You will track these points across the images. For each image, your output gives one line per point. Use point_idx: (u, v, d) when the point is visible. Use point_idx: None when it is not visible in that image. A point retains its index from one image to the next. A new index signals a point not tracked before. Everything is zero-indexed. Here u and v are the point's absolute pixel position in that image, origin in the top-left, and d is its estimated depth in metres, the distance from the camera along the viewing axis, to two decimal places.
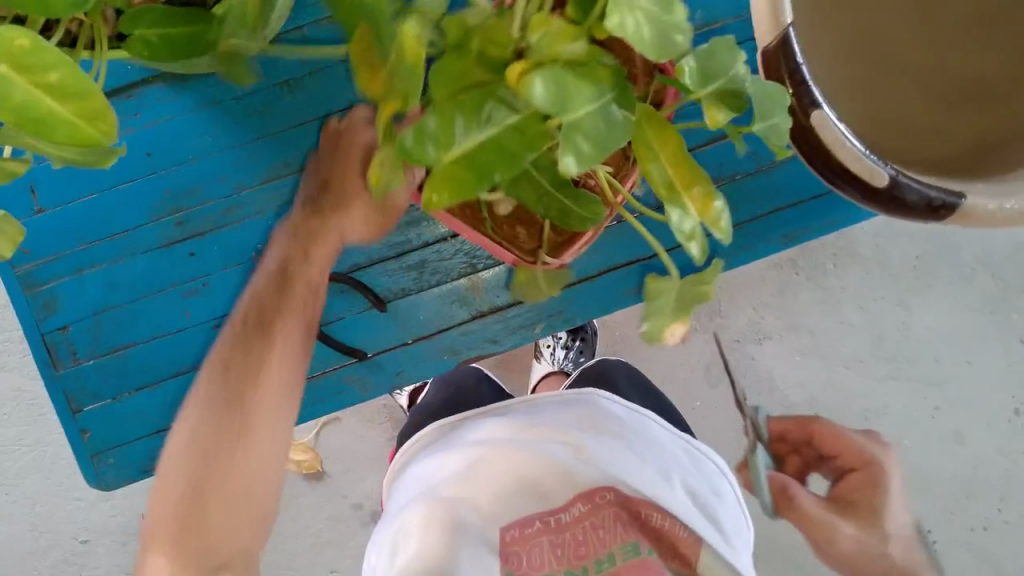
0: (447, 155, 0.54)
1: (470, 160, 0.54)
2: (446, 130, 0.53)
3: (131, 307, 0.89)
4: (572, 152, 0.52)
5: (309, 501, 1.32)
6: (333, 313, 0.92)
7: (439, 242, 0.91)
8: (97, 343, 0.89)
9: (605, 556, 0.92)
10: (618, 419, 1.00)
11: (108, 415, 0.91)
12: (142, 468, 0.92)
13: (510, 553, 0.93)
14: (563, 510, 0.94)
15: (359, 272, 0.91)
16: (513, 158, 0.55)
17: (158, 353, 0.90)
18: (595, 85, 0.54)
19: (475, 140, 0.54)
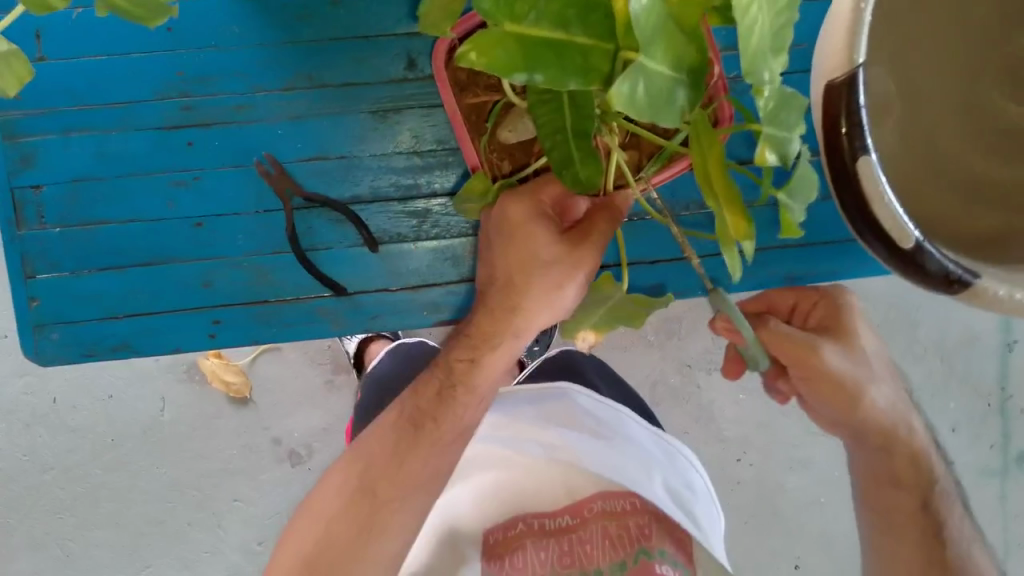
0: (512, 27, 0.53)
1: (526, 48, 0.53)
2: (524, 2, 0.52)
3: (113, 182, 0.83)
4: (626, 82, 0.48)
5: (229, 426, 1.25)
6: (321, 241, 0.85)
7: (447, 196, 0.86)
8: (68, 213, 0.83)
9: (592, 571, 0.81)
10: (594, 416, 0.87)
11: (63, 287, 0.84)
12: (83, 353, 0.84)
13: (496, 555, 0.85)
14: (551, 516, 0.86)
15: (359, 206, 0.85)
16: (565, 67, 0.54)
17: (131, 239, 0.84)
18: (679, 54, 0.51)
19: (541, 33, 0.53)
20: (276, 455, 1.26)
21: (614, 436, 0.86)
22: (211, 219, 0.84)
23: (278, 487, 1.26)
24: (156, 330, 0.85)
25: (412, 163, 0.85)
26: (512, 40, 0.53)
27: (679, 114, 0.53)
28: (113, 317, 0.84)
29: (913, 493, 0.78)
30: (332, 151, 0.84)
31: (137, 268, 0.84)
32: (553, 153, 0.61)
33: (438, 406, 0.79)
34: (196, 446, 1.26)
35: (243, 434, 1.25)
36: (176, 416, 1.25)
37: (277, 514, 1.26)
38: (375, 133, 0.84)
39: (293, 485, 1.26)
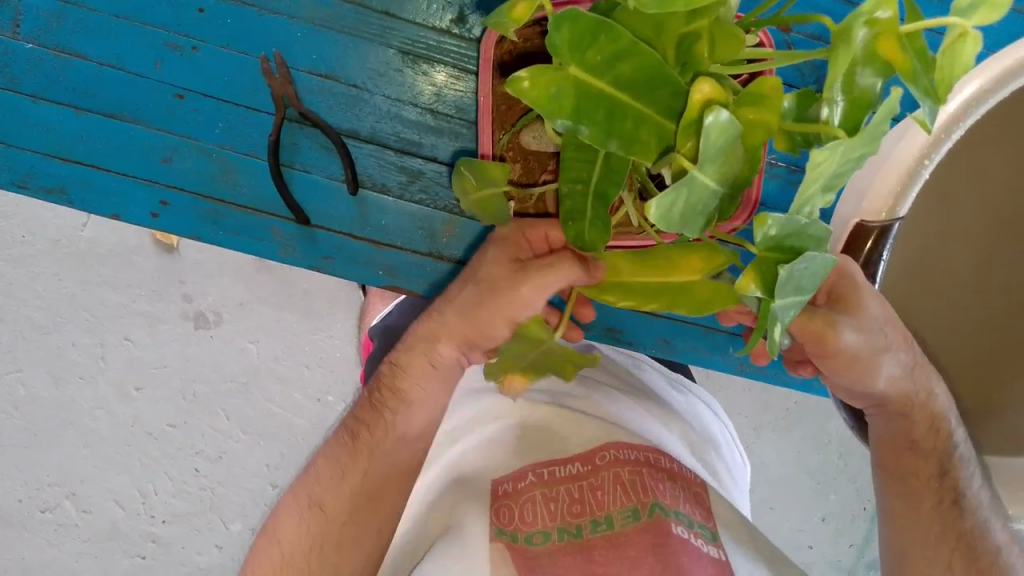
0: (576, 71, 0.49)
1: (582, 97, 0.49)
2: (595, 52, 0.48)
3: (102, 18, 0.75)
4: (671, 192, 0.45)
5: (144, 265, 1.20)
6: (301, 160, 0.80)
7: (449, 165, 0.81)
8: (46, 31, 0.75)
9: (602, 518, 0.73)
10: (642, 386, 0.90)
11: (15, 108, 0.77)
12: (12, 183, 0.78)
13: (501, 507, 0.75)
14: (562, 464, 0.78)
15: (352, 141, 0.80)
16: (613, 130, 0.49)
17: (104, 83, 0.77)
18: (731, 167, 0.48)
19: (603, 88, 0.49)
20: (182, 312, 1.21)
21: (634, 391, 0.88)
22: (195, 94, 0.78)
23: (174, 340, 1.21)
24: (98, 186, 0.79)
25: (423, 120, 0.80)
26: (573, 84, 0.49)
27: (704, 226, 0.50)
28: (57, 156, 0.78)
29: (928, 459, 0.76)
30: (345, 75, 0.78)
31: (100, 115, 0.77)
32: (566, 200, 0.58)
33: (372, 413, 0.76)
34: (107, 276, 1.19)
35: (157, 278, 1.20)
36: (96, 236, 1.19)
37: (164, 365, 1.22)
38: (397, 75, 0.79)
39: (190, 347, 1.21)
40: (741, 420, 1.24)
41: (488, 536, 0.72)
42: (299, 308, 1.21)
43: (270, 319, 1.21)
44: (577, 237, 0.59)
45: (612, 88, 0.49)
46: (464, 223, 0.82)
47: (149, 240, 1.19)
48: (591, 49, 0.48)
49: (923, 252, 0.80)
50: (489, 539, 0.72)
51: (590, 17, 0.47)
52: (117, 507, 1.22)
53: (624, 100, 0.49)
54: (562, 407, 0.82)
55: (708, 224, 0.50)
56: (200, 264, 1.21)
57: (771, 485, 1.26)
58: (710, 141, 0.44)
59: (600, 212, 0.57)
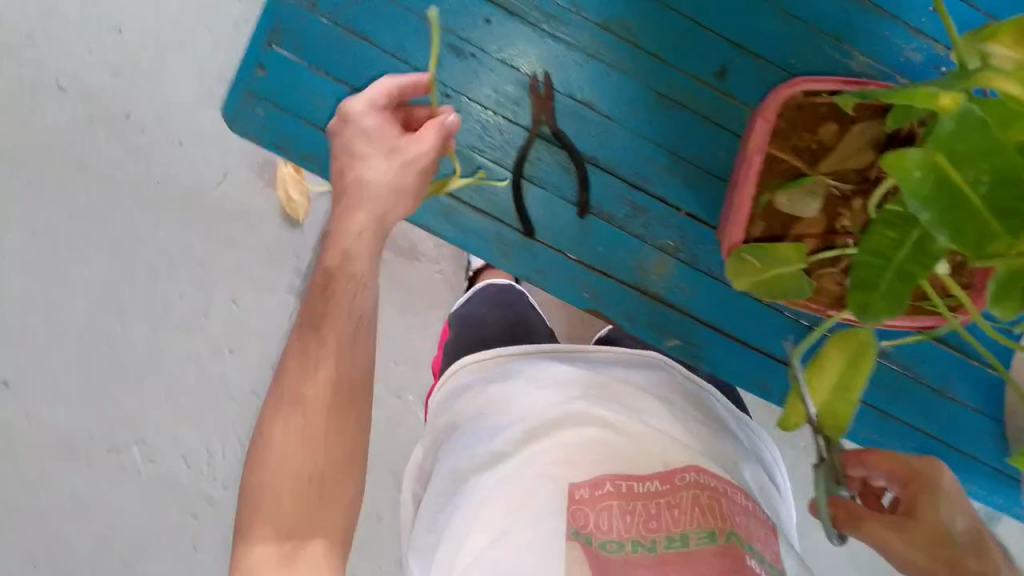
0: (939, 159, 0.57)
1: (939, 184, 0.57)
2: (972, 157, 0.56)
3: (389, 14, 0.99)
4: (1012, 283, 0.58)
5: (268, 233, 1.33)
6: (550, 182, 1.05)
7: (666, 203, 1.06)
8: (339, 15, 0.98)
9: (677, 535, 0.82)
10: (696, 400, 1.04)
11: (294, 71, 0.99)
12: (273, 144, 1.01)
13: (576, 511, 0.85)
14: (642, 480, 0.87)
15: (595, 169, 1.05)
16: (948, 219, 0.58)
17: (369, 67, 1.00)
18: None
19: (959, 181, 0.57)
20: (292, 284, 1.33)
21: (705, 420, 1.01)
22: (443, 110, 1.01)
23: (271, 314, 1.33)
24: (339, 160, 1.03)
25: (659, 158, 1.05)
26: (931, 172, 0.57)
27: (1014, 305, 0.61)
28: (313, 123, 1.01)
29: None
30: (600, 106, 1.04)
31: (360, 91, 0.99)
32: (860, 270, 0.68)
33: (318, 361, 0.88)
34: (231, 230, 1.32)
35: (273, 246, 1.33)
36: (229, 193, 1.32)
37: (259, 333, 1.34)
38: (649, 118, 1.05)
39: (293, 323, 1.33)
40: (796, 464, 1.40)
41: (566, 534, 0.83)
42: None
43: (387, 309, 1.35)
44: (860, 307, 0.68)
45: (980, 204, 0.57)
46: (671, 268, 1.07)
47: (277, 210, 1.33)
48: (966, 148, 0.56)
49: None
50: (566, 537, 0.83)
51: (976, 118, 0.55)
52: (183, 464, 1.34)
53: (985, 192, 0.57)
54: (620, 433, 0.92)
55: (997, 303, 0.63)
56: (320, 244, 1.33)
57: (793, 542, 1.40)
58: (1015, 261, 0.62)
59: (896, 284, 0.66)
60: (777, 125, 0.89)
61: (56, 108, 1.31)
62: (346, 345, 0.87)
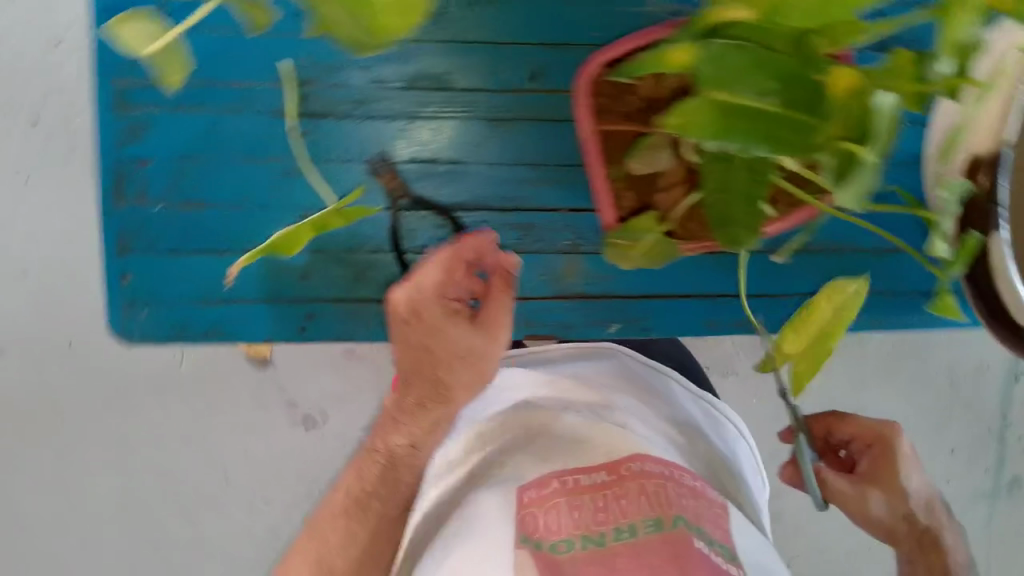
0: (718, 94, 0.59)
1: (722, 113, 0.59)
2: (736, 75, 0.59)
3: (199, 152, 0.98)
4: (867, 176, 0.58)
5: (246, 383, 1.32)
6: (421, 242, 1.01)
7: (552, 210, 1.01)
8: (171, 191, 0.98)
9: (626, 526, 0.78)
10: (640, 378, 1.01)
11: (155, 267, 1.00)
12: (170, 335, 1.01)
13: (526, 514, 0.80)
14: (586, 472, 0.83)
15: (463, 211, 1.00)
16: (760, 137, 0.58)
17: (227, 222, 0.99)
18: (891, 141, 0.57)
19: (743, 104, 0.59)
20: (290, 417, 1.33)
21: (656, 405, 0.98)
22: (311, 252, 1.01)
23: (287, 445, 1.34)
24: (228, 324, 1.02)
25: (523, 172, 1.00)
26: (715, 107, 0.59)
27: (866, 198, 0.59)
28: (202, 299, 1.01)
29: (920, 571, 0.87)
30: (440, 158, 0.99)
31: (216, 257, 1.00)
32: (714, 209, 0.65)
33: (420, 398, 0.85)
34: (202, 403, 1.32)
35: (255, 390, 1.32)
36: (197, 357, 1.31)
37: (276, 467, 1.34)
38: (489, 143, 1.00)
39: (294, 441, 1.34)
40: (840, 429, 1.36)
41: (513, 544, 0.78)
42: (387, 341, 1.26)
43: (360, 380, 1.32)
44: (731, 238, 0.66)
45: (784, 110, 0.59)
46: (583, 252, 1.03)
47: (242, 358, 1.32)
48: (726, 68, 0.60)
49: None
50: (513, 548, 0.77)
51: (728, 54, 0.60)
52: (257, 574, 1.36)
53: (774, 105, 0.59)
54: (590, 423, 0.90)
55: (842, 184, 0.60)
56: (295, 369, 1.33)
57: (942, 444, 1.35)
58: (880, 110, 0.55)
59: (755, 209, 0.64)
60: (596, 101, 0.84)
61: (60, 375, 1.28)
62: (464, 386, 0.86)
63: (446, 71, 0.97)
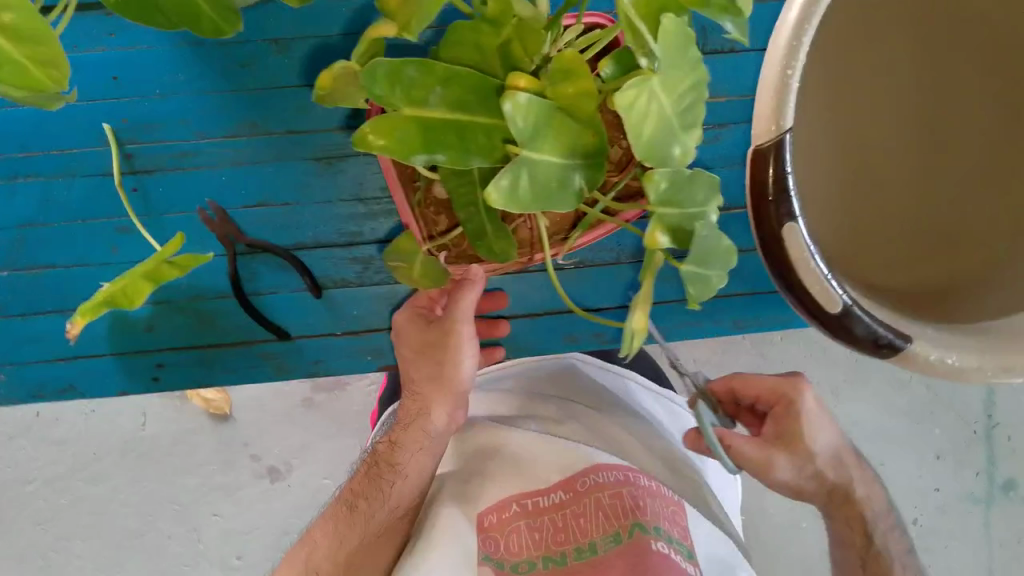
0: (410, 110, 0.53)
1: (425, 131, 0.54)
2: (423, 87, 0.53)
3: (55, 229, 0.84)
4: (508, 175, 0.51)
5: (252, 494, 1.23)
6: (266, 286, 0.87)
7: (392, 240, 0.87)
8: (16, 257, 0.85)
9: (587, 545, 0.73)
10: (593, 392, 0.90)
11: (7, 328, 0.86)
12: (30, 395, 0.88)
13: (486, 539, 0.75)
14: (546, 492, 0.76)
15: (301, 251, 0.87)
16: (468, 148, 0.55)
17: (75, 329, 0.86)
18: (570, 141, 0.53)
19: (439, 116, 0.54)
20: (255, 472, 1.23)
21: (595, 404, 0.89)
22: (152, 302, 0.86)
23: (256, 502, 1.23)
24: (96, 373, 0.88)
25: (357, 210, 0.86)
26: (414, 125, 0.54)
27: (577, 198, 0.54)
28: (59, 359, 0.87)
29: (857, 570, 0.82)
30: (276, 199, 0.85)
31: (85, 358, 0.87)
32: (467, 224, 0.64)
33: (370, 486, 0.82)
34: (167, 466, 1.23)
35: (222, 449, 1.22)
36: (156, 431, 1.22)
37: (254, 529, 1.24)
38: (320, 180, 0.85)
39: (268, 502, 1.23)
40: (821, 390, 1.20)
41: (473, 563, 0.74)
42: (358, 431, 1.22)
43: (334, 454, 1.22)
44: (476, 235, 0.64)
45: (467, 118, 0.54)
46: None
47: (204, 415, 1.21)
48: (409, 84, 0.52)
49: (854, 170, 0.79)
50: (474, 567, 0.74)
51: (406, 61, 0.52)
52: None
53: (457, 97, 0.54)
54: (538, 434, 0.80)
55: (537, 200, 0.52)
56: (257, 424, 1.22)
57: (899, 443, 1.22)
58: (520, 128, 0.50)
59: (499, 222, 0.63)
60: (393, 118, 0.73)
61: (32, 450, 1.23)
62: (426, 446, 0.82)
63: (238, 101, 0.82)
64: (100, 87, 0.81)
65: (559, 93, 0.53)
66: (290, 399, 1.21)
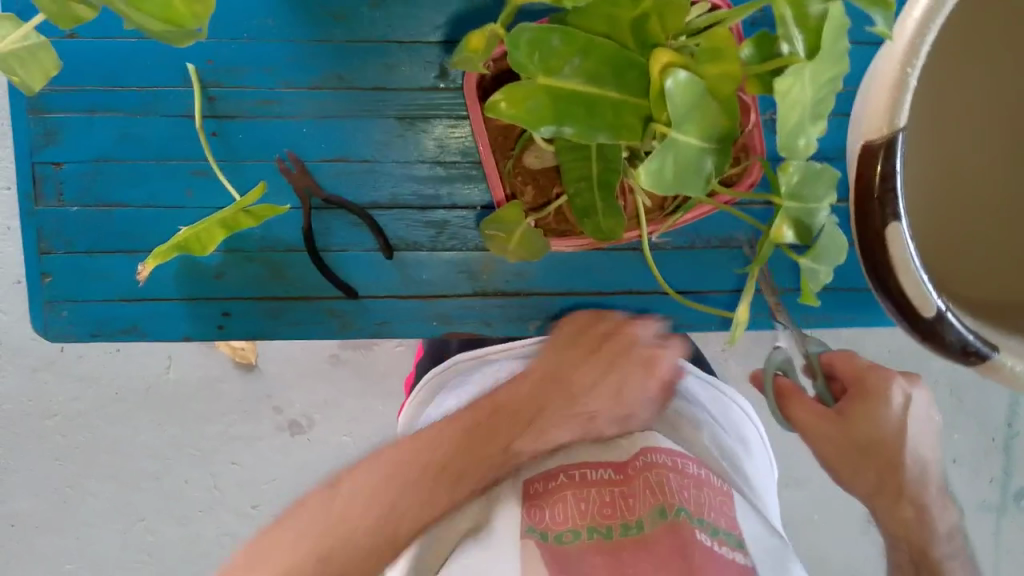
0: (546, 78, 0.53)
1: (556, 101, 0.53)
2: (561, 58, 0.52)
3: (129, 166, 0.82)
4: (655, 157, 0.49)
5: (274, 445, 1.21)
6: (336, 242, 0.85)
7: (469, 208, 0.85)
8: (87, 192, 0.83)
9: (633, 522, 0.73)
10: None
11: (78, 266, 0.84)
12: (89, 333, 0.86)
13: (532, 508, 0.76)
14: (594, 467, 0.78)
15: (376, 210, 0.85)
16: (597, 123, 0.53)
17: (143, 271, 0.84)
18: (711, 124, 0.51)
19: (572, 88, 0.53)
20: (276, 425, 1.21)
21: None
22: (224, 250, 0.84)
23: (280, 455, 1.21)
24: (166, 313, 0.86)
25: (435, 172, 0.84)
26: (545, 95, 0.53)
27: (706, 183, 0.52)
28: (126, 299, 0.85)
29: None
30: (355, 155, 0.83)
31: (149, 300, 0.85)
32: (575, 200, 0.62)
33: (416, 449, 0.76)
34: (192, 411, 1.20)
35: (246, 400, 1.21)
36: (183, 375, 1.20)
37: (272, 481, 1.22)
38: (400, 140, 0.83)
39: (289, 457, 1.21)
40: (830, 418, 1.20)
41: (519, 534, 0.73)
42: (382, 392, 1.20)
43: (359, 412, 1.21)
44: (584, 212, 0.63)
45: (602, 91, 0.53)
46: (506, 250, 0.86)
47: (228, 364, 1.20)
48: (546, 54, 0.52)
49: (947, 158, 0.73)
50: (519, 536, 0.73)
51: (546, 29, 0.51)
52: None
53: (594, 70, 0.53)
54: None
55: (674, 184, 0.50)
56: (282, 380, 1.20)
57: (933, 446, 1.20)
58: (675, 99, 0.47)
59: (613, 201, 0.61)
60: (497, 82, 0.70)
61: (57, 383, 1.19)
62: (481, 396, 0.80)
63: (330, 52, 0.81)
64: None
65: (702, 70, 0.51)
66: (318, 353, 1.20)
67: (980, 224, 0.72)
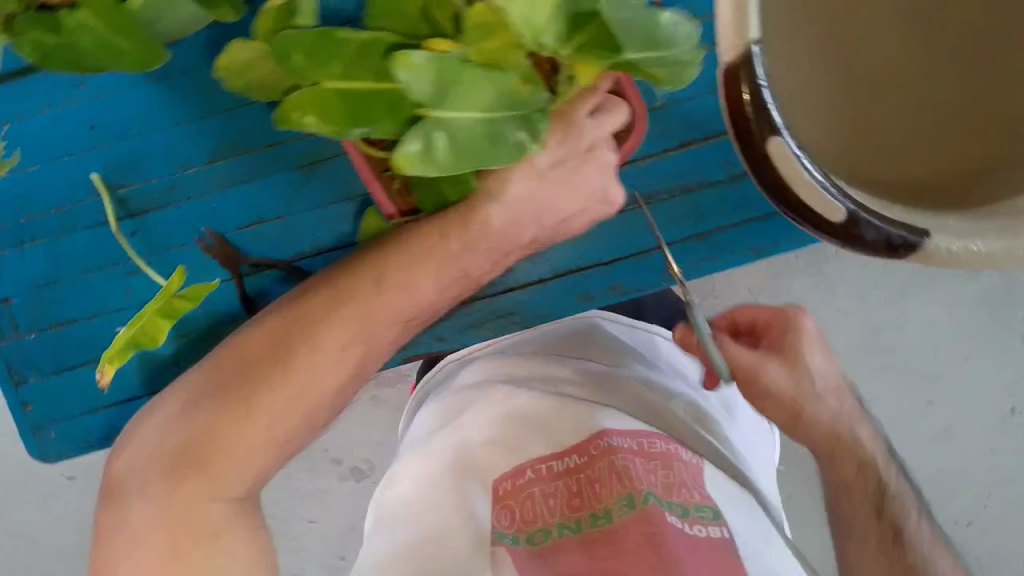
0: (333, 83, 0.58)
1: (348, 101, 0.58)
2: (340, 60, 0.57)
3: (69, 283, 0.86)
4: (422, 140, 0.57)
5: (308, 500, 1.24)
6: (274, 301, 0.87)
7: None
8: (39, 318, 0.88)
9: (602, 511, 0.73)
10: (614, 348, 0.90)
11: (49, 388, 0.89)
12: (81, 446, 0.90)
13: (502, 509, 0.75)
14: (559, 458, 0.77)
15: (304, 261, 0.86)
16: (392, 114, 0.59)
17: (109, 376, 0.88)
18: (479, 93, 0.57)
19: (360, 85, 0.58)
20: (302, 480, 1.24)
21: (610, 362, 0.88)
22: (176, 337, 0.88)
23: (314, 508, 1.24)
24: (138, 412, 0.89)
25: (349, 209, 0.84)
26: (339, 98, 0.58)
27: (517, 149, 0.58)
28: (102, 407, 0.89)
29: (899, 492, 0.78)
30: (268, 214, 0.85)
31: (123, 402, 0.89)
32: None
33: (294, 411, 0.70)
34: None
35: None
36: None
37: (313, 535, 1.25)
38: (306, 189, 0.84)
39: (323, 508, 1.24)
40: (838, 350, 1.17)
41: (488, 542, 0.73)
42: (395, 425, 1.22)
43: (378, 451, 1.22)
44: None
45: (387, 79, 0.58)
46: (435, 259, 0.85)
47: None
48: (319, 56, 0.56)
49: (834, 64, 0.72)
50: (488, 545, 0.73)
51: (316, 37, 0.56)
52: None
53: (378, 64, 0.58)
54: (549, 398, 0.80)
55: (457, 161, 0.57)
56: None
57: (959, 338, 1.14)
58: (424, 87, 0.55)
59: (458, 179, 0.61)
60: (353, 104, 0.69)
61: None
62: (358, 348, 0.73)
63: (215, 124, 0.83)
64: (80, 139, 0.83)
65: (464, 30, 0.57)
66: None
67: (899, 135, 0.71)
